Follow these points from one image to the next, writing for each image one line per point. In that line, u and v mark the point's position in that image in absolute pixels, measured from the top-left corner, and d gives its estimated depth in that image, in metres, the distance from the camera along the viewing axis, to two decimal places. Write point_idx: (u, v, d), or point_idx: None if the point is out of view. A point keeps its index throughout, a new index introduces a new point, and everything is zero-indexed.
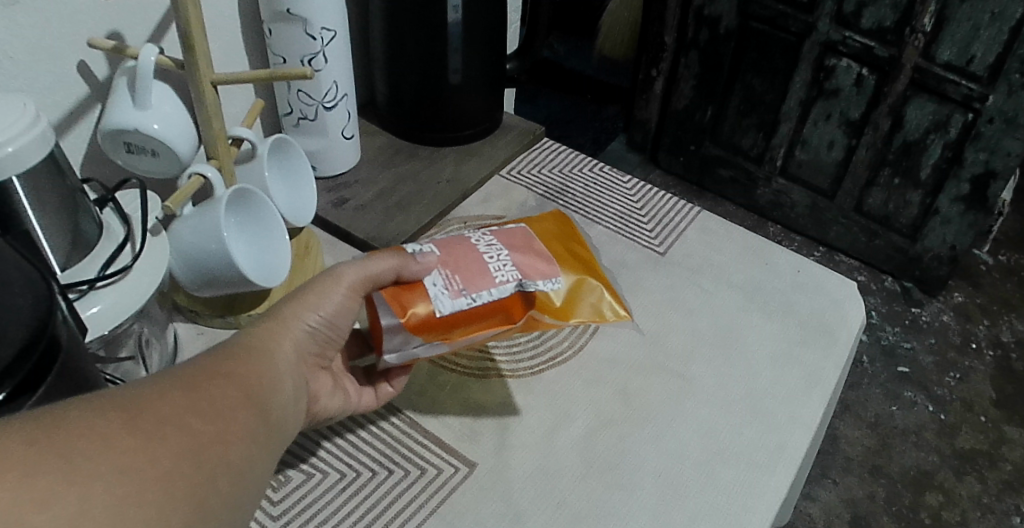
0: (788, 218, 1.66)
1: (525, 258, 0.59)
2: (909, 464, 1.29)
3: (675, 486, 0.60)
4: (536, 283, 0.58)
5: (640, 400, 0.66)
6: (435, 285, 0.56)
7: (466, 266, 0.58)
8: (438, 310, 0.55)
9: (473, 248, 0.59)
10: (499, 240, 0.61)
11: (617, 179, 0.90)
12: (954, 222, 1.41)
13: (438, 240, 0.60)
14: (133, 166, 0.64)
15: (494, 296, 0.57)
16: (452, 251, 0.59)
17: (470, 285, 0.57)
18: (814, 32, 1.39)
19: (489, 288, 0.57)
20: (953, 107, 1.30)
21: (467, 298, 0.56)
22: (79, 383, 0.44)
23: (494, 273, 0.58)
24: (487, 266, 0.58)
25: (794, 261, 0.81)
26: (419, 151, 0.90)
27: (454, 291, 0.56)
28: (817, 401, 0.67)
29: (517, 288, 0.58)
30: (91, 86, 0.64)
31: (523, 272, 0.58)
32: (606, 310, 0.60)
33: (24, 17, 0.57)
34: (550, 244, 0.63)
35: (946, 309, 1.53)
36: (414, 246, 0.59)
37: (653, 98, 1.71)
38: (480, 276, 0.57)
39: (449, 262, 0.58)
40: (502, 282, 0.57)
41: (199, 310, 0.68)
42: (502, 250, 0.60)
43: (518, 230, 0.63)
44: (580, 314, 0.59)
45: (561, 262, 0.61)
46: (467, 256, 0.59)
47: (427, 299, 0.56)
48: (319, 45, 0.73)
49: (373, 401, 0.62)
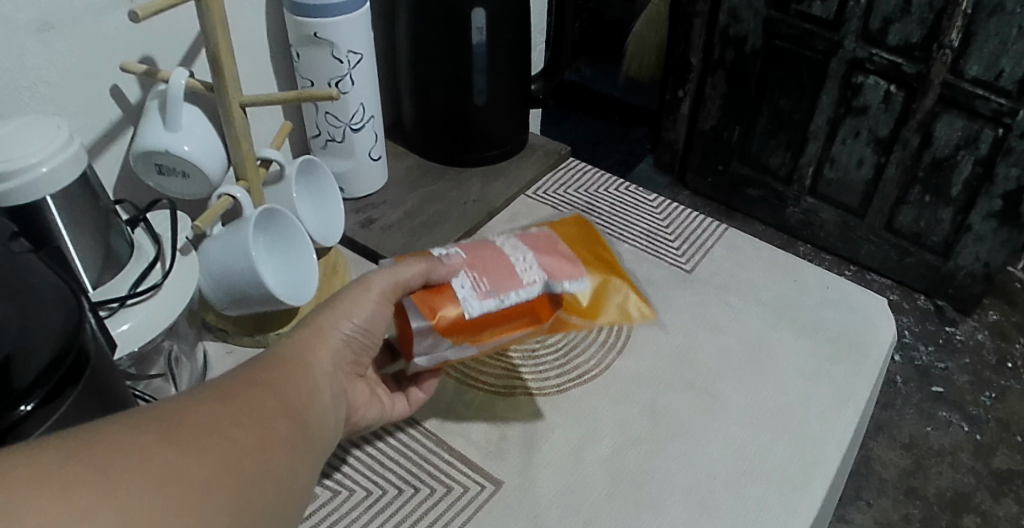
0: (818, 237, 1.64)
1: (551, 260, 0.59)
2: (945, 486, 1.25)
3: (704, 506, 0.59)
4: (562, 284, 0.58)
5: (668, 417, 0.65)
6: (463, 287, 0.56)
7: (493, 268, 0.58)
8: (468, 311, 0.55)
9: (498, 252, 0.59)
10: (523, 244, 0.61)
11: (643, 198, 0.90)
12: (988, 239, 1.39)
13: (463, 244, 0.60)
14: (164, 187, 0.65)
15: (522, 296, 0.57)
16: (478, 254, 0.59)
17: (498, 287, 0.57)
18: (840, 50, 1.38)
19: (516, 289, 0.57)
20: (983, 122, 1.28)
21: (495, 300, 0.56)
22: (106, 399, 0.44)
23: (521, 274, 0.57)
24: (514, 268, 0.58)
25: (822, 277, 0.80)
26: (446, 172, 0.90)
27: (482, 293, 0.56)
28: (848, 418, 0.66)
29: (544, 289, 0.58)
30: (124, 109, 0.66)
31: (549, 273, 0.58)
32: (633, 310, 0.60)
33: (60, 42, 0.59)
34: (574, 247, 0.63)
35: (981, 327, 1.50)
36: (441, 250, 0.59)
37: (680, 118, 1.70)
38: (507, 278, 0.57)
39: (475, 265, 0.58)
40: (528, 283, 0.57)
41: (229, 328, 0.69)
42: (528, 254, 0.59)
43: (542, 235, 0.63)
44: (607, 313, 0.59)
45: (586, 264, 0.61)
46: (493, 258, 0.58)
47: (456, 302, 0.55)
48: (346, 68, 0.74)
49: (405, 408, 0.62)
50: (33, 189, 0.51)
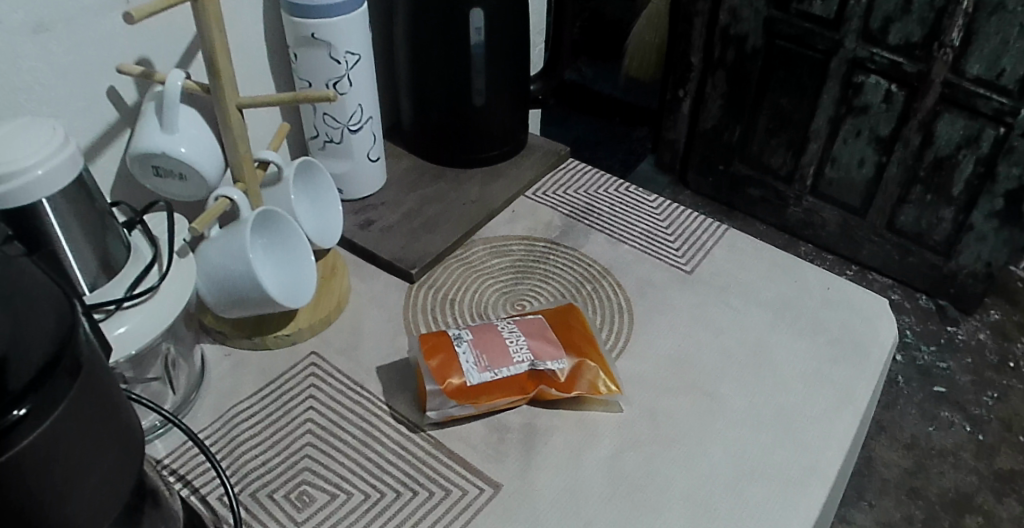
0: (819, 237, 1.64)
1: (538, 341, 0.66)
2: (947, 486, 1.25)
3: (704, 508, 0.59)
4: (545, 364, 0.64)
5: (668, 419, 0.65)
6: (466, 359, 0.63)
7: (491, 345, 0.65)
8: (468, 381, 0.62)
9: (497, 332, 0.66)
10: (519, 326, 0.67)
11: (643, 198, 0.89)
12: (989, 239, 1.38)
13: (471, 325, 0.68)
14: (161, 189, 0.65)
15: (511, 373, 0.63)
16: (481, 333, 0.66)
17: (494, 362, 0.64)
18: (841, 49, 1.38)
19: (507, 365, 0.64)
20: (984, 121, 1.28)
21: (491, 373, 0.63)
22: (113, 412, 0.42)
23: (513, 353, 0.64)
24: (508, 346, 0.65)
25: (823, 277, 0.79)
26: (445, 173, 0.90)
27: (481, 366, 0.63)
28: (849, 419, 0.65)
29: (529, 367, 0.64)
30: (121, 111, 0.65)
31: (536, 353, 0.65)
32: (601, 385, 0.65)
33: (55, 43, 0.59)
34: (561, 332, 0.68)
35: (983, 327, 1.49)
36: (454, 330, 0.66)
37: (681, 118, 1.70)
38: (501, 355, 0.64)
39: (478, 342, 0.65)
40: (518, 361, 0.64)
41: (227, 331, 0.69)
42: (521, 335, 0.66)
43: (536, 320, 0.69)
44: (578, 388, 0.65)
45: (569, 346, 0.67)
46: (493, 337, 0.65)
47: (460, 372, 0.63)
48: (343, 69, 0.74)
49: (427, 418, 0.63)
50: (28, 191, 0.51)
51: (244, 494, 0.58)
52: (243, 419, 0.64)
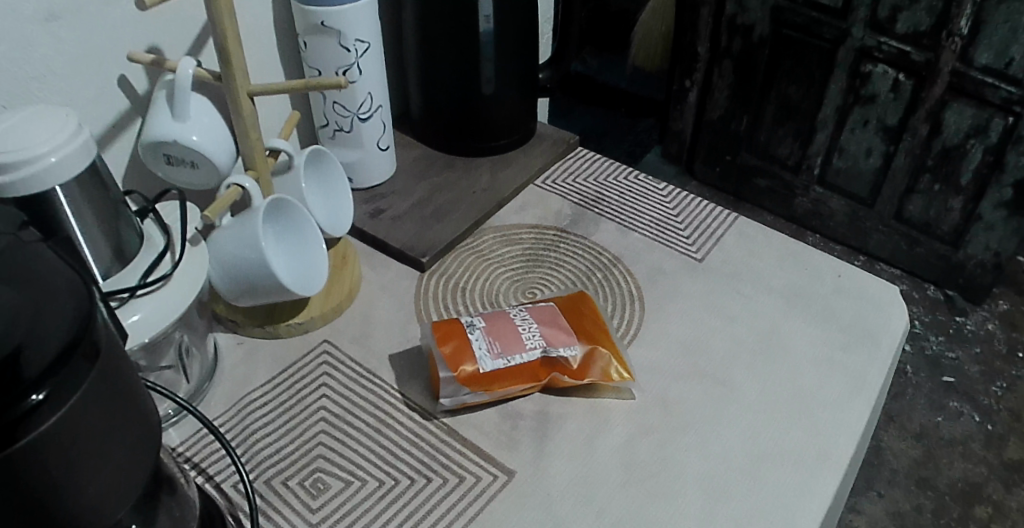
0: (827, 227, 1.63)
1: (551, 328, 0.66)
2: (957, 476, 1.24)
3: (718, 494, 0.59)
4: (558, 350, 0.64)
5: (680, 406, 0.65)
6: (479, 346, 0.63)
7: (504, 332, 0.65)
8: (481, 367, 0.62)
9: (509, 319, 0.66)
10: (531, 313, 0.67)
11: (652, 186, 0.89)
12: (998, 228, 1.38)
13: (483, 313, 0.68)
14: (174, 177, 0.65)
15: (524, 359, 0.64)
16: (494, 320, 0.66)
17: (507, 349, 0.64)
18: (849, 38, 1.37)
19: (520, 352, 0.64)
20: (992, 111, 1.28)
21: (504, 359, 0.63)
22: (133, 395, 0.42)
23: (525, 339, 0.64)
24: (520, 333, 0.65)
25: (835, 265, 0.79)
26: (454, 162, 0.89)
27: (494, 353, 0.63)
28: (862, 407, 0.65)
29: (541, 354, 0.64)
30: (132, 99, 0.65)
31: (548, 339, 0.65)
32: (613, 372, 0.65)
33: (66, 32, 0.59)
34: (572, 318, 0.68)
35: (992, 317, 1.49)
36: (467, 318, 0.66)
37: (687, 108, 1.69)
38: (514, 342, 0.64)
39: (490, 330, 0.65)
40: (530, 348, 0.64)
41: (239, 319, 0.69)
42: (533, 322, 0.66)
43: (548, 306, 0.69)
44: (591, 374, 0.64)
45: (581, 333, 0.67)
46: (505, 324, 0.65)
47: (473, 358, 0.63)
48: (353, 57, 0.73)
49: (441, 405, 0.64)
50: (42, 178, 0.51)
51: (260, 481, 0.59)
52: (257, 409, 0.64)
